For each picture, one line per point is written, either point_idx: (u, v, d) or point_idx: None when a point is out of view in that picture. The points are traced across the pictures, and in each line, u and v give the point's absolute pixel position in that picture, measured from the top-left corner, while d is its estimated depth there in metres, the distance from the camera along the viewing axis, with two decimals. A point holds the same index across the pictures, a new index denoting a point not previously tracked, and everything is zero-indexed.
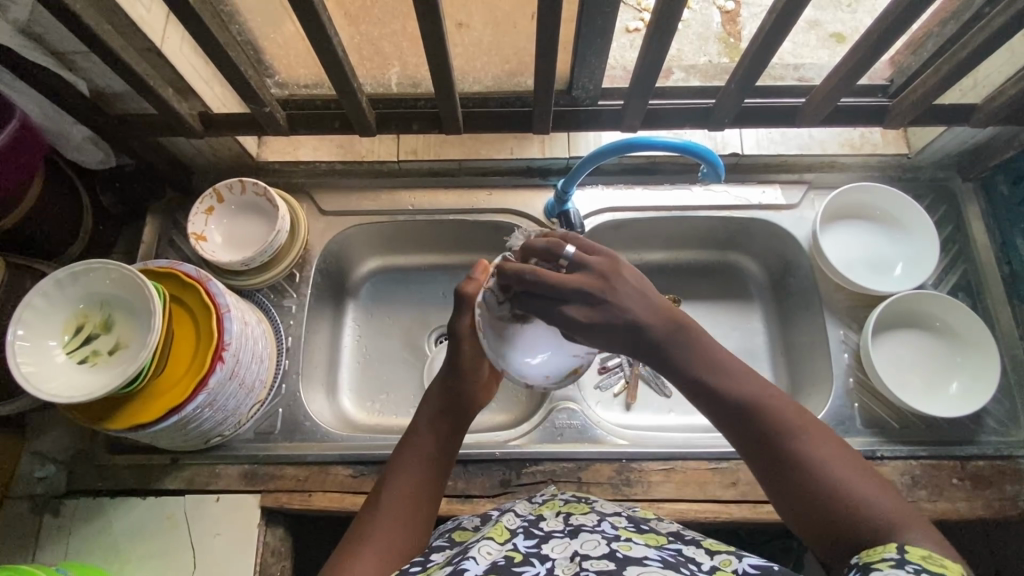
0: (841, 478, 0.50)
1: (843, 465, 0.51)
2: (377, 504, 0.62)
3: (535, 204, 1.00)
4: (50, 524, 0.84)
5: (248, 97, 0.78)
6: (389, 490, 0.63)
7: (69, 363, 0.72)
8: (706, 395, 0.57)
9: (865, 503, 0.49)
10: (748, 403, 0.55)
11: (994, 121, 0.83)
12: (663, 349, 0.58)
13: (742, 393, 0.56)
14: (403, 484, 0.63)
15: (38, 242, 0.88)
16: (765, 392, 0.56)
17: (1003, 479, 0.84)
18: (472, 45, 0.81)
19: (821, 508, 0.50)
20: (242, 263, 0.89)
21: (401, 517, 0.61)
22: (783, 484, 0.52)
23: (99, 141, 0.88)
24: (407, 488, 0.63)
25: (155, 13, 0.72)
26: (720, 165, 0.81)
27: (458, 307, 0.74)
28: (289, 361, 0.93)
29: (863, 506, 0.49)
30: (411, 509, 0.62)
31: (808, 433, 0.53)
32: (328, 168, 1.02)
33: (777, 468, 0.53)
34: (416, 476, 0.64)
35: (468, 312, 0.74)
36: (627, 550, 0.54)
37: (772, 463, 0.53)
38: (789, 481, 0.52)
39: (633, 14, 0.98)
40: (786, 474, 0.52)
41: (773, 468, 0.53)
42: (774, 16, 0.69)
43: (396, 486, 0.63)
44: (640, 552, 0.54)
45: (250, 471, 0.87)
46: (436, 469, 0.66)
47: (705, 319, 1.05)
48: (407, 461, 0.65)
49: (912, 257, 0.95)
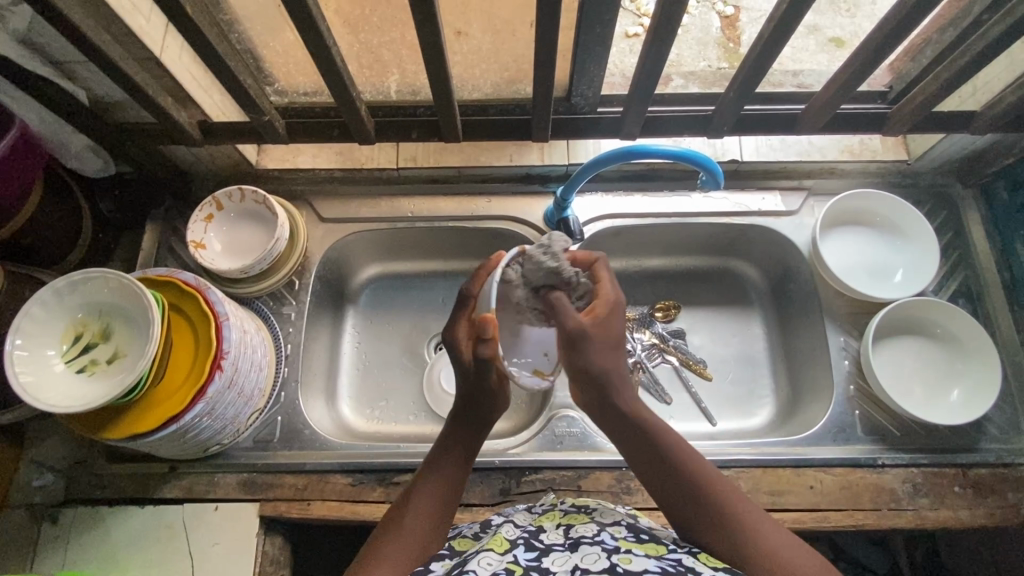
0: (762, 535, 0.58)
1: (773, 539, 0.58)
2: (396, 528, 0.62)
3: (534, 211, 1.00)
4: (48, 533, 0.84)
5: (247, 105, 0.78)
6: (410, 516, 0.62)
7: (67, 372, 0.72)
8: (637, 445, 0.66)
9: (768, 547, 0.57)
10: (674, 455, 0.64)
11: (993, 127, 0.83)
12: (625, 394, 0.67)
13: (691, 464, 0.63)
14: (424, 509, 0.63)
15: (37, 250, 0.88)
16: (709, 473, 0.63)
17: (1005, 487, 0.84)
18: (471, 52, 0.81)
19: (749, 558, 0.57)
20: (241, 271, 0.89)
21: (419, 543, 0.61)
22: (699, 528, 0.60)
23: (99, 150, 0.88)
24: (427, 514, 0.63)
25: (154, 22, 0.72)
26: (719, 173, 0.81)
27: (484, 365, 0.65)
28: (288, 369, 0.93)
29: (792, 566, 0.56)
30: (428, 536, 0.62)
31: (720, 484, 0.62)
32: (327, 176, 1.02)
33: (694, 513, 0.61)
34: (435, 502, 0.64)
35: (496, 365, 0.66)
36: (628, 564, 0.55)
37: (689, 508, 0.61)
38: (705, 525, 0.60)
39: (633, 20, 0.98)
40: (703, 517, 0.60)
41: (689, 514, 0.61)
42: (773, 24, 0.69)
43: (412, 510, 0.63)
44: (640, 565, 0.55)
45: (248, 480, 0.87)
46: (455, 495, 0.66)
47: (706, 325, 1.04)
48: (428, 487, 0.65)
49: (912, 263, 0.95)
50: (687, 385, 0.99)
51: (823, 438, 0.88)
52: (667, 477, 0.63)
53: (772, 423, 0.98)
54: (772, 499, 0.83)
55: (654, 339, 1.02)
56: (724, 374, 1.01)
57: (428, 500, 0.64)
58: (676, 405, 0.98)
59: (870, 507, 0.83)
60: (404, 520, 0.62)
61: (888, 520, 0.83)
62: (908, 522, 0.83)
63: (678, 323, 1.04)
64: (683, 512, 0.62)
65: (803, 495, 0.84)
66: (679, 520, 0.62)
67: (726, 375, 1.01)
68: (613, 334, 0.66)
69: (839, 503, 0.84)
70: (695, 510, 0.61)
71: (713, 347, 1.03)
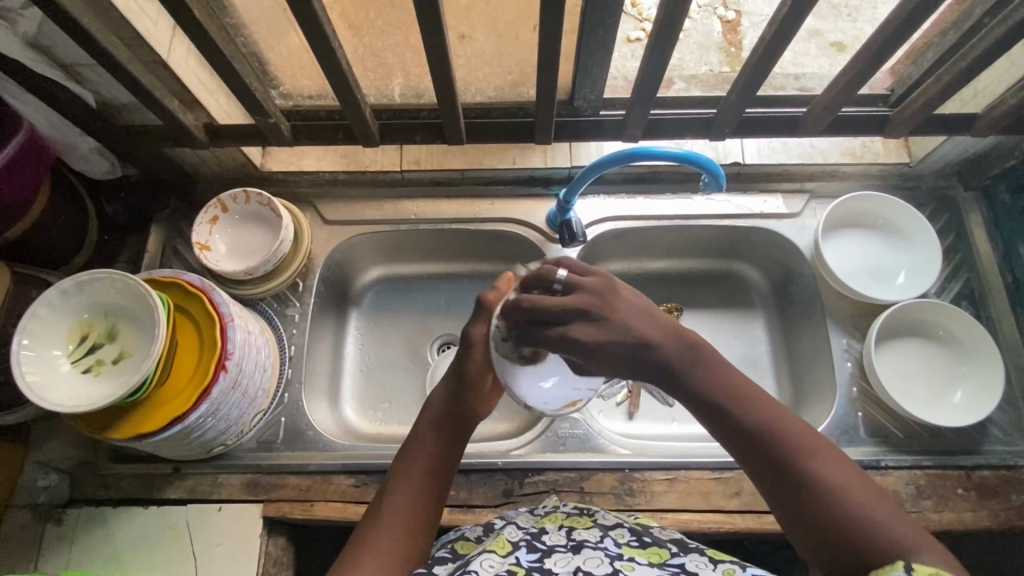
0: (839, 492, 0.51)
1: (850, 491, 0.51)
2: (375, 519, 0.62)
3: (536, 213, 1.01)
4: (53, 533, 0.85)
5: (252, 107, 0.79)
6: (386, 503, 0.63)
7: (73, 372, 0.73)
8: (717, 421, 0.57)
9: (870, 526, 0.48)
10: (764, 432, 0.54)
11: (995, 129, 0.83)
12: (671, 360, 0.58)
13: (748, 416, 0.55)
14: (401, 492, 0.63)
15: (44, 252, 0.89)
16: (771, 419, 0.55)
17: (1008, 489, 0.84)
18: (475, 56, 0.82)
19: (822, 524, 0.50)
20: (246, 272, 0.89)
21: (399, 528, 0.61)
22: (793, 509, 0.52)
23: (106, 151, 0.89)
24: (404, 498, 0.63)
25: (161, 26, 0.73)
26: (721, 175, 0.81)
27: (476, 314, 0.73)
28: (291, 370, 0.93)
29: (870, 525, 0.48)
30: (409, 521, 0.62)
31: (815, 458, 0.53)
32: (331, 178, 1.02)
33: (789, 490, 0.52)
34: (413, 485, 0.64)
35: (484, 321, 0.72)
36: (631, 570, 0.55)
37: (785, 485, 0.53)
38: (797, 504, 0.52)
39: (635, 25, 0.98)
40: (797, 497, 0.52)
41: (786, 494, 0.52)
42: (774, 28, 0.70)
43: (397, 498, 0.63)
44: (643, 572, 0.55)
45: (252, 481, 0.87)
46: (436, 477, 0.65)
47: (708, 327, 1.05)
48: (406, 471, 0.65)
49: (914, 265, 0.95)
50: None
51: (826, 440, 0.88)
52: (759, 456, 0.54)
53: None
54: None
55: None
56: None
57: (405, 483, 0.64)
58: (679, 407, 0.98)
59: None
60: (383, 509, 0.63)
61: None
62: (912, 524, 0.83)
63: None
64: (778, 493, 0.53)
65: None
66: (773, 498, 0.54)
67: None
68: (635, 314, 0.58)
69: None
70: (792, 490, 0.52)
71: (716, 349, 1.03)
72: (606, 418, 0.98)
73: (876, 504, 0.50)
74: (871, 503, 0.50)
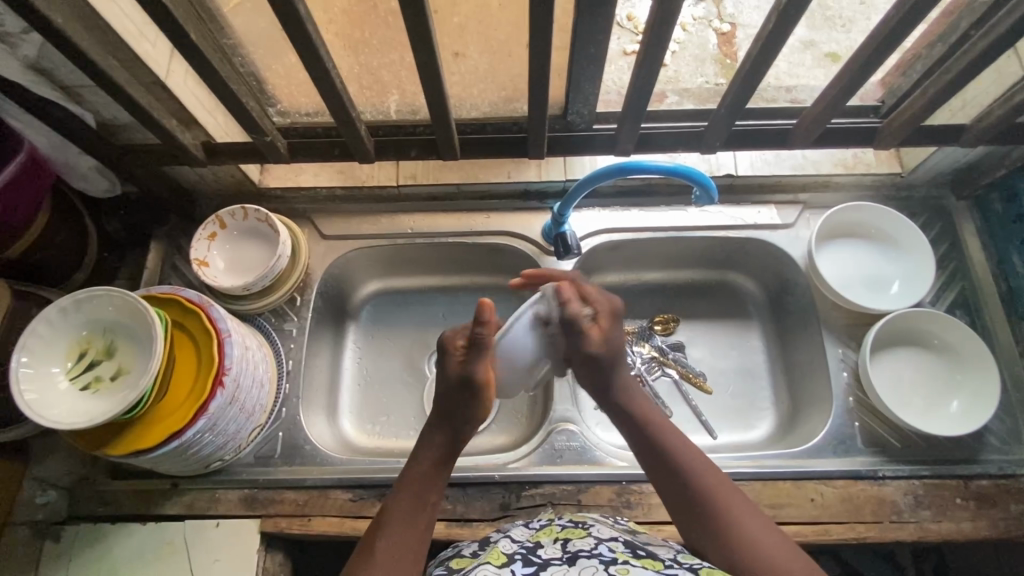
0: (744, 524, 0.60)
1: (748, 530, 0.60)
2: (368, 553, 0.61)
3: (533, 226, 1.01)
4: (50, 550, 0.85)
5: (249, 126, 0.80)
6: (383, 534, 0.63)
7: (71, 389, 0.73)
8: (647, 448, 0.70)
9: (748, 535, 0.59)
10: (677, 463, 0.67)
11: (983, 140, 0.84)
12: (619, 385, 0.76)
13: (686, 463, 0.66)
14: (396, 531, 0.63)
15: (44, 270, 0.90)
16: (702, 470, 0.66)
17: (1007, 498, 0.84)
18: (468, 73, 0.83)
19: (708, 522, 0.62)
20: (243, 288, 0.90)
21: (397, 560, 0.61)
22: (707, 540, 0.61)
23: (105, 170, 0.90)
24: (402, 532, 0.63)
25: (160, 48, 0.74)
26: (713, 188, 0.82)
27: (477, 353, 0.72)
28: (289, 385, 0.94)
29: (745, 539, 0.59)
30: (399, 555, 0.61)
31: (730, 499, 0.63)
32: (328, 194, 1.03)
33: (693, 510, 0.63)
34: (415, 514, 0.65)
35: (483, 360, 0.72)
36: None
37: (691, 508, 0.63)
38: (700, 518, 0.62)
39: (630, 38, 1.01)
40: (705, 529, 0.62)
41: (704, 526, 0.62)
42: (761, 43, 0.70)
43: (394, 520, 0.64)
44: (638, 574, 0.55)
45: (250, 496, 0.87)
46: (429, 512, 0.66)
47: (706, 338, 1.05)
48: (402, 513, 0.65)
49: (908, 274, 0.96)
50: (687, 397, 0.99)
51: (823, 450, 0.88)
52: (672, 484, 0.66)
53: (771, 435, 0.98)
54: (773, 512, 0.83)
55: (653, 352, 1.02)
56: (724, 386, 1.01)
57: (401, 518, 0.65)
58: (677, 418, 0.98)
59: (872, 520, 0.83)
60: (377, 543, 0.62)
61: (891, 533, 0.83)
62: (911, 535, 0.82)
63: (676, 336, 1.04)
64: (687, 523, 0.63)
65: (804, 507, 0.84)
66: (691, 536, 0.63)
67: (725, 387, 1.01)
68: (617, 340, 0.77)
69: (841, 516, 0.83)
70: (705, 522, 0.62)
71: (713, 360, 1.03)
72: (603, 429, 0.98)
73: (765, 529, 0.60)
74: (771, 534, 0.59)
